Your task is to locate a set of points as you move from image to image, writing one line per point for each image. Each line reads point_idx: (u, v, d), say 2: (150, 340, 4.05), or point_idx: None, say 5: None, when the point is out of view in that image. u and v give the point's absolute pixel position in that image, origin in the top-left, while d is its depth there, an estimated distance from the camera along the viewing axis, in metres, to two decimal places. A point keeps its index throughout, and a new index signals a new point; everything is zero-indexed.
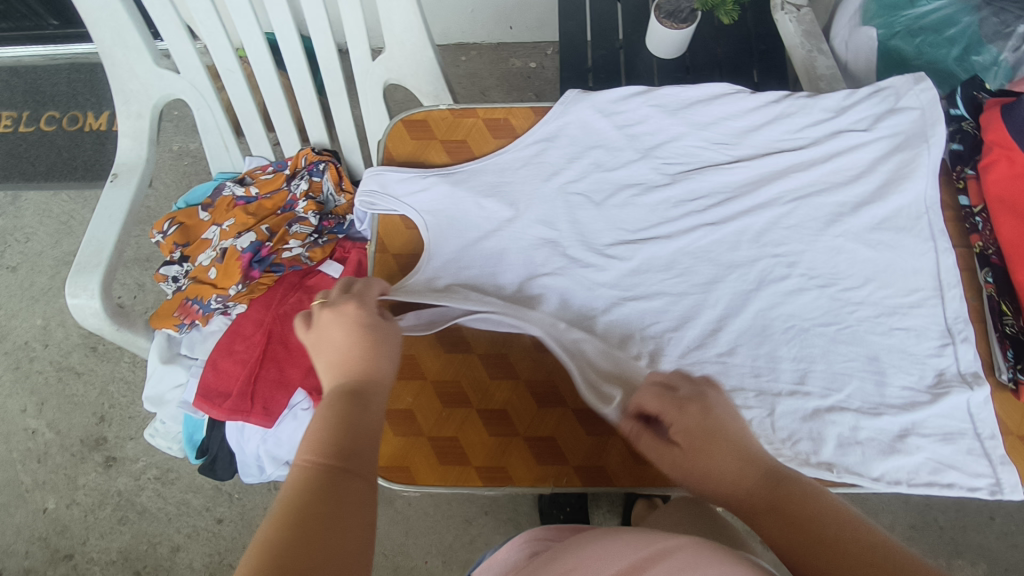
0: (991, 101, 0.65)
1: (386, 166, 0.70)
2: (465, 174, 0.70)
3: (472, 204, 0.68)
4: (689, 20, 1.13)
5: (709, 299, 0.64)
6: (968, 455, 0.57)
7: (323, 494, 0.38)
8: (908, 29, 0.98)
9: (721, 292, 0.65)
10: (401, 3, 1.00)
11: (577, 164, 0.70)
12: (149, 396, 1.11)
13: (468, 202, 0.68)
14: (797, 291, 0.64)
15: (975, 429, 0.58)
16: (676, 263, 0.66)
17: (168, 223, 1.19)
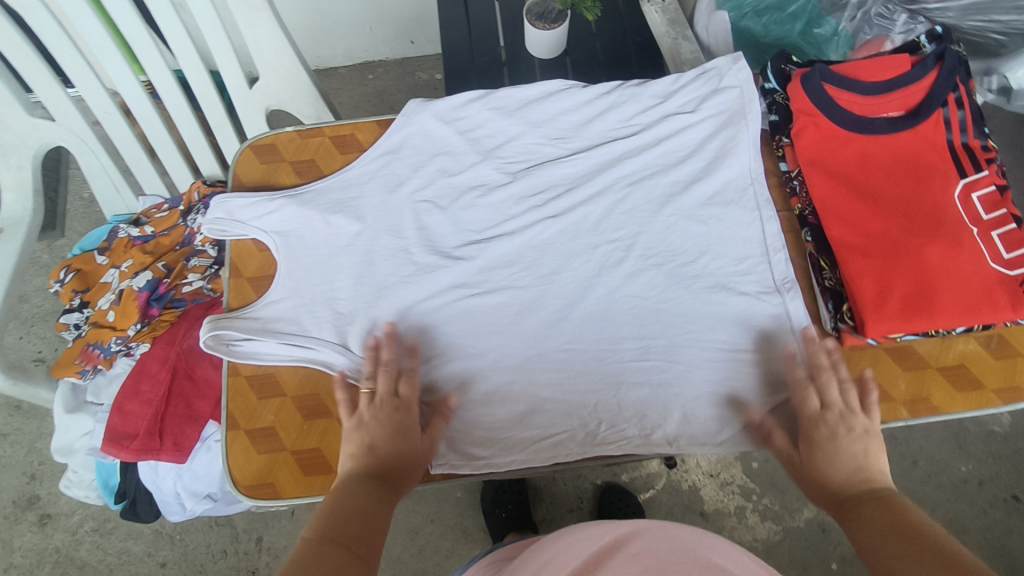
0: (795, 72, 0.69)
1: (234, 193, 0.71)
2: (312, 194, 0.71)
3: (320, 221, 0.69)
4: (558, 20, 1.16)
5: (553, 289, 0.67)
6: None
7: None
8: (755, 9, 1.02)
9: (564, 281, 0.67)
10: (267, 30, 1.01)
11: (421, 172, 0.72)
12: (58, 446, 1.09)
13: (316, 220, 0.70)
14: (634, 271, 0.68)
15: None
16: (521, 258, 0.69)
17: (65, 271, 1.19)
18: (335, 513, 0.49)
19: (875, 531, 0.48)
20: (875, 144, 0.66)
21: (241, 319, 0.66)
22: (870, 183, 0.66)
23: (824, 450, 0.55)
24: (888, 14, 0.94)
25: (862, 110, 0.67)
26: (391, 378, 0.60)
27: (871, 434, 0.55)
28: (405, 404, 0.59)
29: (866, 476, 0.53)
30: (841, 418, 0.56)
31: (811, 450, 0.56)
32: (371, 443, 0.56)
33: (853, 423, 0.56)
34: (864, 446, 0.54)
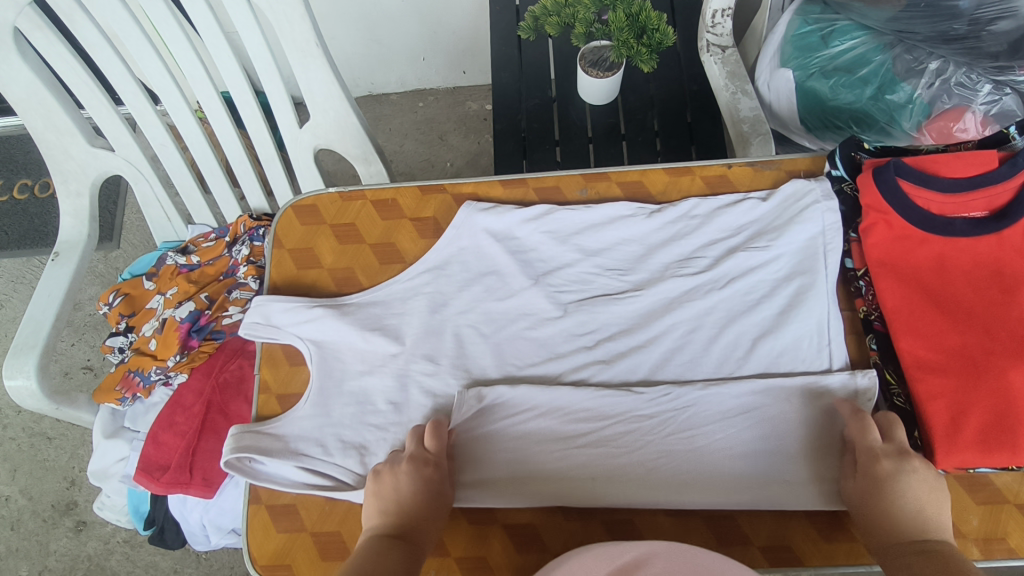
0: (868, 162, 0.65)
1: (272, 295, 0.71)
2: (353, 307, 0.70)
3: (358, 338, 0.68)
4: (612, 68, 1.13)
5: (605, 432, 0.61)
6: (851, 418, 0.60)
7: None
8: (822, 70, 0.97)
9: (608, 438, 0.61)
10: (319, 74, 1.02)
11: (467, 300, 0.69)
12: (93, 469, 1.12)
13: (354, 336, 0.68)
14: (690, 419, 0.61)
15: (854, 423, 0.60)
16: (569, 404, 0.63)
17: (114, 294, 1.21)
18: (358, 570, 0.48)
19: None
20: (953, 248, 0.61)
21: (267, 435, 0.65)
22: (946, 292, 0.60)
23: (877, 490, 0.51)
24: (970, 84, 0.87)
25: (942, 208, 0.62)
26: (429, 436, 0.59)
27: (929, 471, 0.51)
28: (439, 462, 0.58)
29: (928, 524, 0.49)
30: (901, 457, 0.52)
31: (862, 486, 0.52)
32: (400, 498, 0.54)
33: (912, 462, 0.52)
34: (925, 492, 0.50)
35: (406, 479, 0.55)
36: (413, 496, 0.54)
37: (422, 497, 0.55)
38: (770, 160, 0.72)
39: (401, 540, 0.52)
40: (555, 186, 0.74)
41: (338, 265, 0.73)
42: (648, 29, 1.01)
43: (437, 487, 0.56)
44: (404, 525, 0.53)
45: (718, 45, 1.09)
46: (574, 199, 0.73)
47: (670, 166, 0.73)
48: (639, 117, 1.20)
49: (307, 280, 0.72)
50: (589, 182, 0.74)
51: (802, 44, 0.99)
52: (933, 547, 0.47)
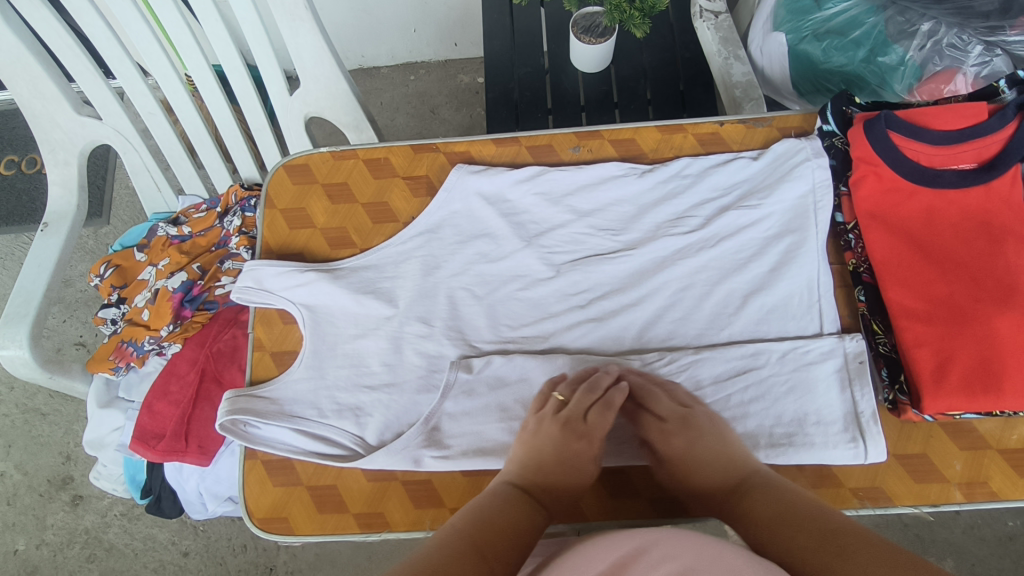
0: (859, 115, 0.65)
1: (265, 260, 0.70)
2: (345, 271, 0.69)
3: (352, 302, 0.68)
4: (606, 34, 1.12)
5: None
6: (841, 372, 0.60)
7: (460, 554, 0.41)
8: (815, 33, 0.97)
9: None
10: (309, 39, 1.00)
11: (462, 266, 0.68)
12: (88, 439, 1.12)
13: (347, 300, 0.68)
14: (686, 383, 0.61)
15: (849, 375, 0.60)
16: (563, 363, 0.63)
17: (105, 266, 1.20)
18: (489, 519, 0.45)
19: (770, 519, 0.45)
20: (943, 200, 0.61)
21: (261, 401, 0.65)
22: (934, 242, 0.61)
23: (691, 451, 0.55)
24: (961, 45, 0.87)
25: (930, 160, 0.62)
26: (588, 400, 0.57)
27: (710, 424, 0.56)
28: (591, 431, 0.56)
29: (738, 467, 0.52)
30: (677, 415, 0.57)
31: (682, 449, 0.55)
32: (540, 453, 0.54)
33: (691, 420, 0.56)
34: (712, 446, 0.54)
35: (549, 438, 0.55)
36: (558, 456, 0.54)
37: (564, 460, 0.54)
38: (762, 117, 0.72)
39: (531, 500, 0.49)
40: (548, 145, 0.74)
41: (330, 225, 0.72)
42: None
43: (576, 451, 0.55)
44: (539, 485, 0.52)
45: (711, 10, 1.09)
46: (568, 157, 0.73)
47: (662, 123, 0.73)
48: (632, 85, 1.19)
49: (299, 238, 0.72)
50: (583, 140, 0.74)
51: (796, 7, 0.99)
52: (747, 491, 0.49)
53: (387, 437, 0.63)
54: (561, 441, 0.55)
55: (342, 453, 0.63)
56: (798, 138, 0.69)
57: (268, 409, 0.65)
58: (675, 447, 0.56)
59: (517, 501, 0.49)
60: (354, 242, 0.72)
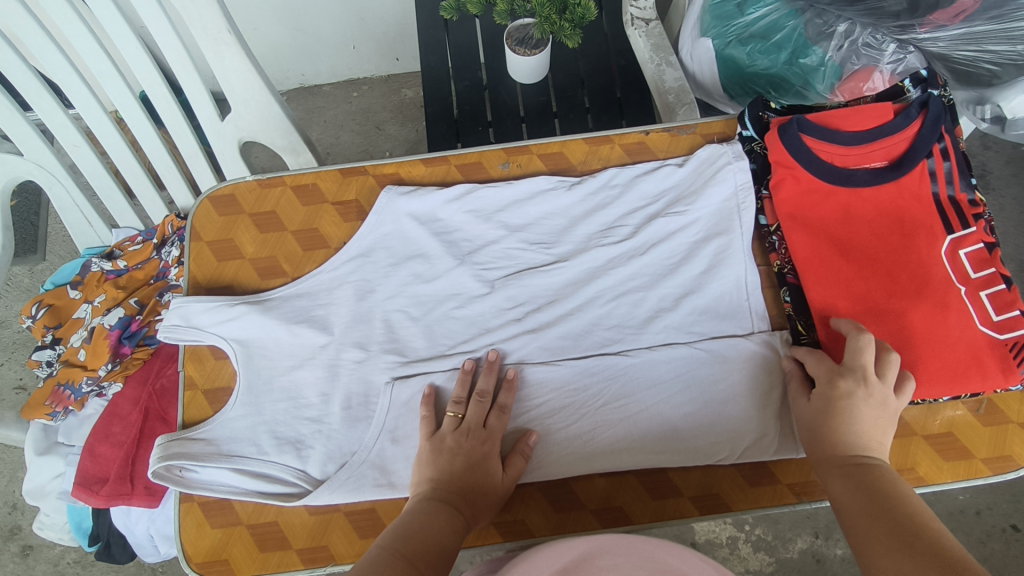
0: (775, 120, 0.67)
1: (192, 296, 0.67)
2: (276, 301, 0.68)
3: (285, 332, 0.66)
4: (539, 46, 1.13)
5: (543, 411, 0.62)
6: (771, 372, 0.62)
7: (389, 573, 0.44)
8: (739, 38, 0.99)
9: (545, 416, 0.62)
10: (236, 63, 0.98)
11: (396, 288, 0.68)
12: (28, 490, 1.07)
13: (280, 331, 0.66)
14: (624, 389, 0.63)
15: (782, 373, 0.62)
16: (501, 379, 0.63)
17: (36, 306, 1.15)
18: (412, 531, 0.48)
19: (861, 501, 0.48)
20: (857, 198, 0.63)
21: (195, 441, 0.63)
22: (852, 239, 0.63)
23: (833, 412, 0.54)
24: (876, 45, 0.90)
25: (844, 160, 0.64)
26: (482, 409, 0.59)
27: (887, 409, 0.54)
28: (492, 436, 0.58)
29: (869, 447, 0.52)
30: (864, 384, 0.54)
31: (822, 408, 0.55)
32: (451, 467, 0.55)
33: (873, 390, 0.54)
34: (875, 420, 0.53)
35: (458, 450, 0.56)
36: (472, 467, 0.55)
37: (479, 470, 0.56)
38: (687, 124, 0.74)
39: (451, 508, 0.52)
40: (477, 162, 0.73)
41: (259, 255, 0.70)
42: (570, 5, 1.02)
43: (488, 454, 0.57)
44: (460, 493, 0.54)
45: (641, 18, 1.11)
46: (497, 173, 0.73)
47: (589, 135, 0.73)
48: (570, 94, 1.21)
49: (228, 271, 0.70)
50: (511, 156, 0.73)
51: (720, 13, 1.02)
52: (871, 469, 0.50)
53: (329, 469, 0.62)
54: (468, 447, 0.57)
55: (277, 492, 0.61)
56: (721, 143, 0.70)
57: (204, 450, 0.63)
58: (820, 399, 0.55)
59: (440, 510, 0.51)
60: (286, 271, 0.70)
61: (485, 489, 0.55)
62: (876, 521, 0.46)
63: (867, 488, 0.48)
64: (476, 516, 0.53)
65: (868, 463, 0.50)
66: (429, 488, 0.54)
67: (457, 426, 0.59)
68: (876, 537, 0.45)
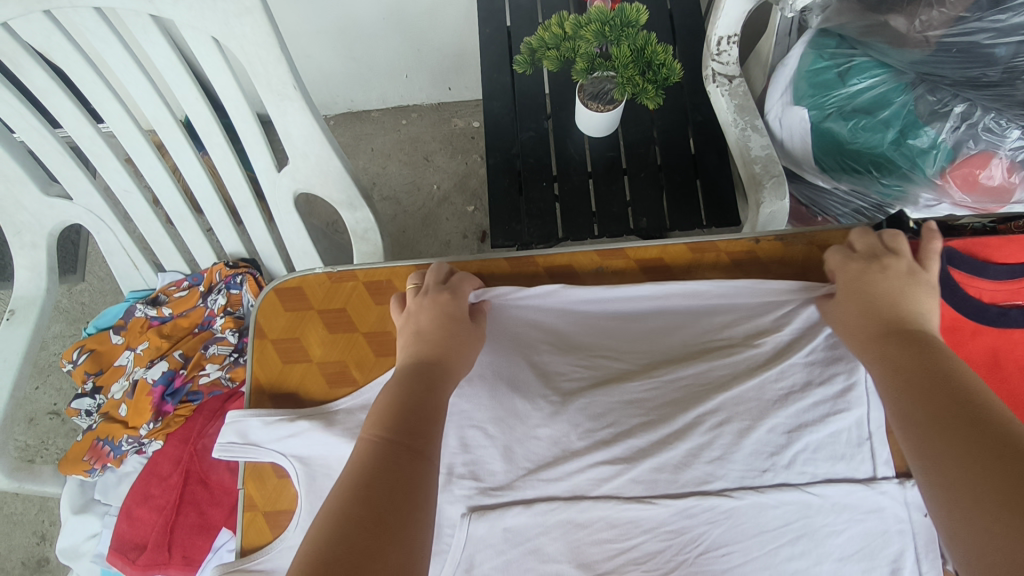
0: (914, 239, 0.58)
1: (252, 409, 0.62)
2: (342, 413, 0.61)
3: (345, 450, 0.59)
4: (614, 102, 1.06)
5: (635, 554, 0.56)
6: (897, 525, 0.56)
7: (377, 459, 0.44)
8: (840, 110, 0.92)
9: (637, 560, 0.56)
10: (298, 117, 0.93)
11: (474, 394, 0.60)
12: (61, 549, 1.02)
13: (342, 449, 0.59)
14: (725, 536, 0.55)
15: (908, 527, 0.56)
16: (590, 521, 0.56)
17: (78, 351, 1.12)
18: (387, 409, 0.49)
19: (893, 372, 0.49)
20: (1008, 341, 0.57)
21: (253, 574, 0.58)
22: (1002, 387, 0.57)
23: (864, 286, 0.56)
24: (998, 130, 0.81)
25: (992, 295, 0.57)
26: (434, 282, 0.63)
27: (916, 277, 0.55)
28: (448, 298, 0.61)
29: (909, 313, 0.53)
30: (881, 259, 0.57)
31: (853, 285, 0.57)
32: (416, 332, 0.58)
33: (889, 264, 0.56)
34: (902, 286, 0.54)
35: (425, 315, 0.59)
36: (847, 292, 0.57)
37: (858, 293, 0.56)
38: (801, 233, 0.67)
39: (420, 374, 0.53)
40: (569, 267, 0.70)
41: (328, 358, 0.65)
42: (654, 64, 0.94)
43: (450, 316, 0.59)
44: (427, 356, 0.55)
45: (724, 76, 1.04)
46: (591, 279, 0.69)
47: (691, 241, 0.68)
48: (641, 151, 1.14)
49: (293, 375, 0.65)
50: (606, 261, 0.69)
51: (818, 80, 0.94)
52: (910, 330, 0.51)
53: None
54: (861, 275, 0.57)
55: None
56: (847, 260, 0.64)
57: None
58: (849, 278, 0.57)
59: (412, 377, 0.52)
60: (355, 378, 0.64)
61: (451, 357, 0.56)
62: (908, 386, 0.47)
63: (898, 346, 0.50)
64: (449, 375, 0.54)
65: (908, 328, 0.52)
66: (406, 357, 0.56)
67: (855, 259, 0.59)
68: (911, 403, 0.46)
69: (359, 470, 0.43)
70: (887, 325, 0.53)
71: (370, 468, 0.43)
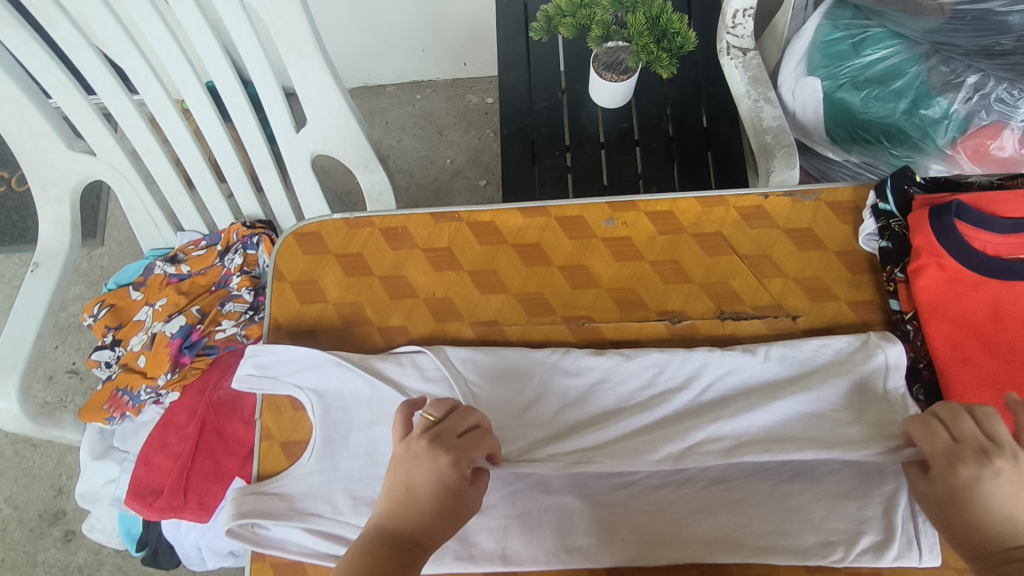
0: (920, 197, 0.61)
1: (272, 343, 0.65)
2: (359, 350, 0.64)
3: (364, 384, 0.63)
4: (628, 72, 1.07)
5: (636, 488, 0.61)
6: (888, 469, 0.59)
7: None
8: (854, 81, 0.92)
9: (637, 494, 0.61)
10: (318, 78, 0.94)
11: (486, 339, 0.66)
12: (81, 493, 1.07)
13: (359, 382, 0.63)
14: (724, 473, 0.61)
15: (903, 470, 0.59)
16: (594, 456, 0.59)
17: (99, 306, 1.15)
18: None
19: None
20: (1011, 292, 0.58)
21: (271, 497, 0.60)
22: (1002, 337, 0.57)
23: (963, 489, 0.48)
24: (1011, 101, 0.82)
25: (996, 248, 0.59)
26: (448, 424, 0.53)
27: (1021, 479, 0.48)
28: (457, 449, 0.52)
29: (1015, 529, 0.46)
30: (983, 457, 0.48)
31: (945, 479, 0.49)
32: (410, 495, 0.50)
33: (997, 464, 0.48)
34: (1008, 497, 0.47)
35: (422, 472, 0.50)
36: (937, 491, 0.50)
37: (957, 500, 0.48)
38: (810, 190, 0.68)
39: (401, 545, 0.48)
40: (579, 216, 0.69)
41: (344, 299, 0.67)
42: (668, 33, 0.94)
43: (455, 488, 0.50)
44: (410, 527, 0.49)
45: (739, 48, 1.04)
46: (601, 230, 0.68)
47: (702, 195, 0.68)
48: (653, 123, 1.15)
49: (310, 314, 0.67)
50: (617, 212, 0.68)
51: (832, 51, 0.94)
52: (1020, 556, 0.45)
53: None
54: (951, 476, 0.49)
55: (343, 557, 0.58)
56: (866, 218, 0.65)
57: (279, 506, 0.60)
58: (938, 480, 0.50)
59: (391, 554, 0.47)
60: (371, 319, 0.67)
61: (438, 532, 0.49)
62: None
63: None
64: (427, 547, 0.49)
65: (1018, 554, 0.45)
66: (391, 514, 0.50)
67: (952, 450, 0.50)
68: None
69: None
70: (994, 547, 0.46)
71: None
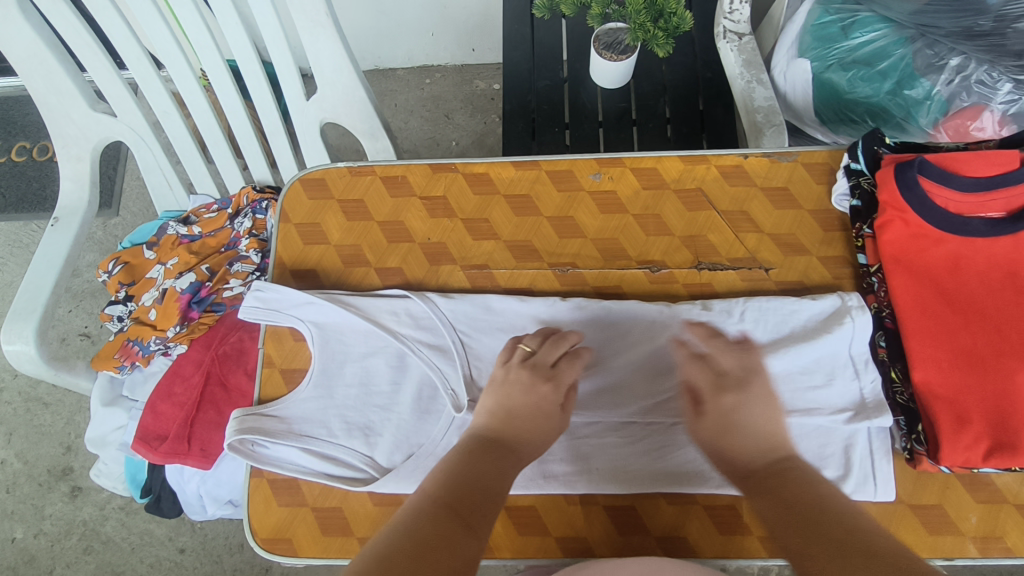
0: (889, 157, 0.65)
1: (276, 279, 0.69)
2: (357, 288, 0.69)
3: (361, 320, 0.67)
4: (627, 52, 1.11)
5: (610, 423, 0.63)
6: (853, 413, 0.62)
7: (436, 528, 0.44)
8: (841, 62, 0.96)
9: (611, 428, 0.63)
10: (328, 45, 0.99)
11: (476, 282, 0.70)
12: (91, 437, 1.12)
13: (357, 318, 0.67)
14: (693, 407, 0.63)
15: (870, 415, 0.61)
16: None
17: (113, 262, 1.20)
18: (459, 477, 0.48)
19: (779, 510, 0.46)
20: (969, 248, 0.61)
21: (269, 419, 0.64)
22: (960, 289, 0.61)
23: (735, 414, 0.54)
24: (990, 82, 0.84)
25: (958, 207, 0.62)
26: (553, 352, 0.59)
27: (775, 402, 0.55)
28: (557, 378, 0.58)
29: (777, 445, 0.52)
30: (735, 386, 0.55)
31: (724, 410, 0.55)
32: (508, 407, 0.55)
33: (754, 389, 0.55)
34: (768, 417, 0.53)
35: (521, 391, 0.56)
36: (711, 422, 0.55)
37: (732, 427, 0.53)
38: (787, 152, 0.72)
39: (502, 450, 0.52)
40: (568, 170, 0.73)
41: (345, 241, 0.72)
42: (666, 13, 0.98)
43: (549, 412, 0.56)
44: (506, 437, 0.53)
45: (735, 32, 1.07)
46: (588, 184, 0.72)
47: (685, 153, 0.72)
48: (651, 103, 1.19)
49: (313, 254, 0.71)
50: (604, 167, 0.73)
51: (822, 34, 0.98)
52: (789, 465, 0.50)
53: (396, 458, 0.62)
54: (725, 406, 0.54)
55: (332, 477, 0.62)
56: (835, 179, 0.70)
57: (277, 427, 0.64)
58: (712, 412, 0.55)
59: (491, 456, 0.51)
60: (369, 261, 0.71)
61: (533, 448, 0.54)
62: (803, 525, 0.44)
63: (779, 486, 0.48)
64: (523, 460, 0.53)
65: (787, 464, 0.50)
66: (488, 422, 0.54)
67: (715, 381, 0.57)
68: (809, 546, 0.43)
69: (418, 533, 0.42)
70: (765, 461, 0.50)
71: (430, 535, 0.43)
